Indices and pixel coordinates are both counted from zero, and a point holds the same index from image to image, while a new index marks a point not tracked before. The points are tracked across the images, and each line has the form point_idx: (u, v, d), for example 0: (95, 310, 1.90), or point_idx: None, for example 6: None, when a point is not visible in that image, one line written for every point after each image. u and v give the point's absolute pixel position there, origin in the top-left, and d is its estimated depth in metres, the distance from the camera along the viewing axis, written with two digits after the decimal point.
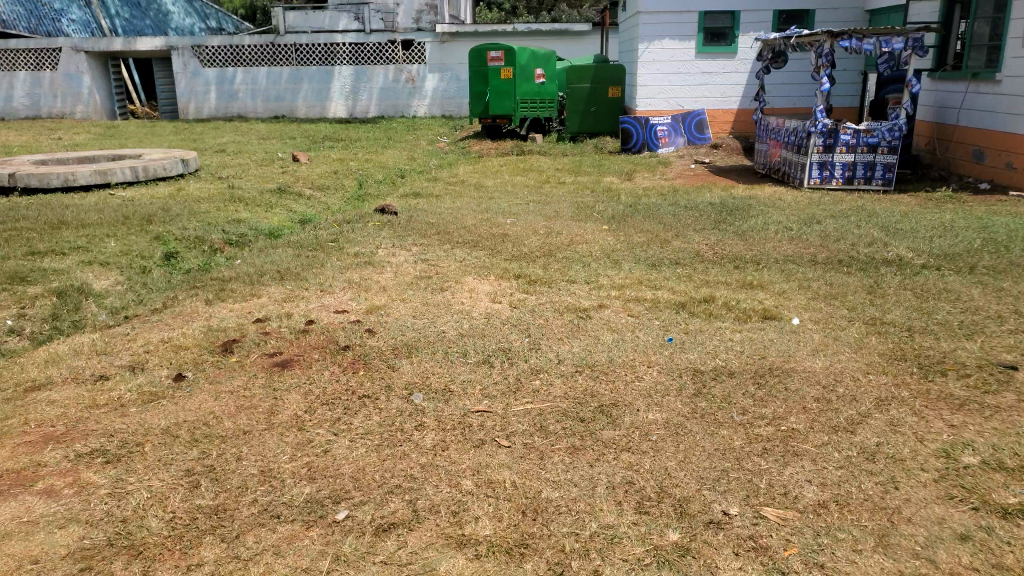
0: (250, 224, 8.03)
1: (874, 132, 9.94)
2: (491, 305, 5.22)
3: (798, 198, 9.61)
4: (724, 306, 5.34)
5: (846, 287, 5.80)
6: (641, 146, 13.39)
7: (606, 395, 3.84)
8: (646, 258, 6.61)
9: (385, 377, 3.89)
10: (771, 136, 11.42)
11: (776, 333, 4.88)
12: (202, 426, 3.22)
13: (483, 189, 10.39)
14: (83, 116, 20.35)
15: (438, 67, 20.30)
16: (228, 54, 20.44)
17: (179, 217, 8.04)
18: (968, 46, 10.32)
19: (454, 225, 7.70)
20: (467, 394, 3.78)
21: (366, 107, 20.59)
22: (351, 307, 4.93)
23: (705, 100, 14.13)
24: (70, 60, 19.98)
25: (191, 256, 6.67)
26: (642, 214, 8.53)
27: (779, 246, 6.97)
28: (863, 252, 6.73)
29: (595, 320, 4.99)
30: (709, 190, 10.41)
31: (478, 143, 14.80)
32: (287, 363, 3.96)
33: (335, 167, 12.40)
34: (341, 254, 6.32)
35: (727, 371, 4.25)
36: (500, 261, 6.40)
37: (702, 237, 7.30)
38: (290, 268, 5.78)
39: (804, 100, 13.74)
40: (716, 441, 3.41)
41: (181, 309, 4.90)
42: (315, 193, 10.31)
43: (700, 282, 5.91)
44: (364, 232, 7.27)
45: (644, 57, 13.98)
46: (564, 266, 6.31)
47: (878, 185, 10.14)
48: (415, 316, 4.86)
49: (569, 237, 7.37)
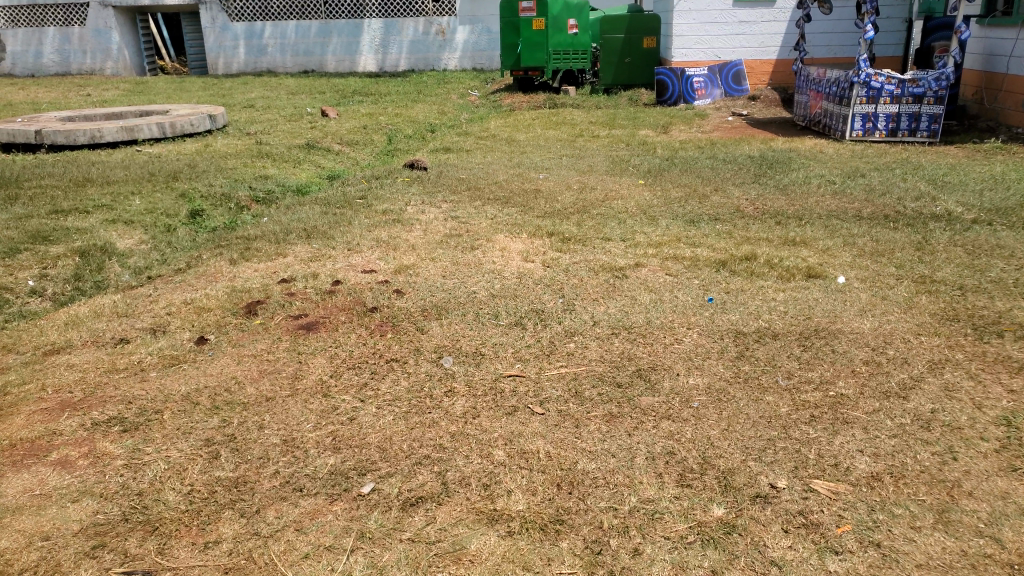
0: (277, 180, 7.93)
1: (920, 82, 9.44)
2: (523, 265, 5.04)
3: (841, 150, 9.22)
4: (767, 264, 5.06)
5: (893, 244, 5.49)
6: (677, 99, 12.90)
7: (643, 358, 3.66)
8: (683, 214, 6.35)
9: (413, 340, 3.76)
10: (812, 87, 10.92)
11: (822, 292, 4.57)
12: (224, 392, 3.24)
13: (515, 144, 10.13)
14: (114, 72, 20.32)
15: (468, 20, 19.86)
16: (257, 8, 20.17)
17: (205, 173, 7.97)
18: None
19: (485, 180, 7.50)
20: (500, 357, 3.64)
21: (396, 61, 20.24)
22: (378, 267, 4.78)
23: (742, 51, 13.63)
24: (98, 15, 19.94)
25: (218, 214, 6.60)
26: (679, 168, 8.24)
27: (822, 200, 6.65)
28: (911, 206, 6.38)
29: (631, 279, 4.80)
30: (747, 143, 10.04)
31: (509, 96, 14.45)
32: (312, 326, 3.86)
33: (364, 121, 12.20)
34: (369, 211, 6.16)
35: (771, 334, 3.97)
36: (533, 218, 6.21)
37: (742, 192, 7.00)
38: (317, 226, 5.65)
39: (846, 49, 13.08)
40: (762, 408, 3.17)
41: (204, 269, 4.83)
42: (344, 149, 10.15)
43: (742, 239, 5.64)
44: (394, 189, 7.10)
45: (680, 6, 13.36)
46: (598, 223, 6.09)
47: (924, 137, 9.66)
48: (445, 276, 4.70)
49: (605, 193, 7.12)
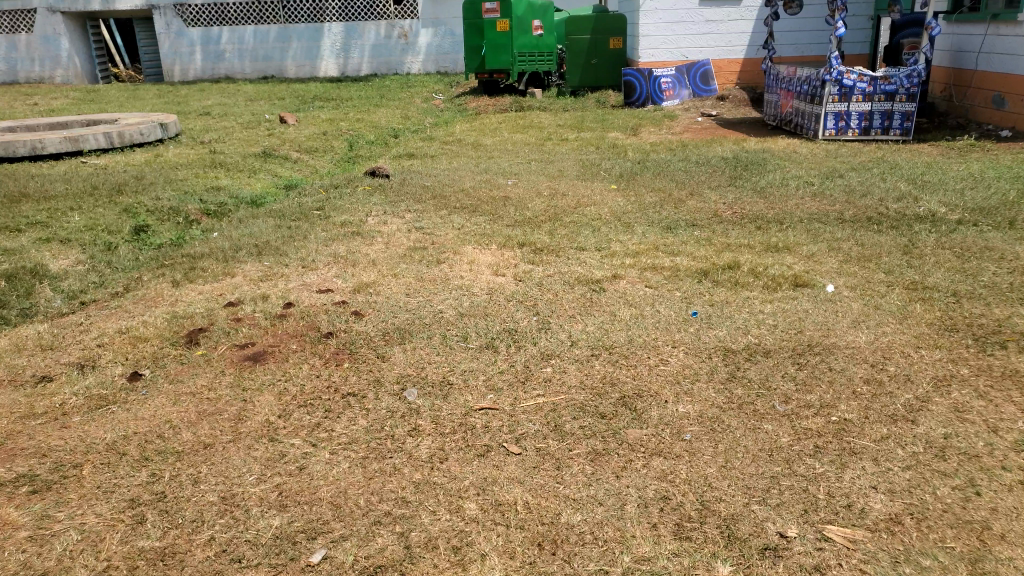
0: (231, 192, 7.49)
1: (891, 79, 9.32)
2: (493, 280, 4.69)
3: (814, 150, 9.03)
4: (751, 273, 4.77)
5: (879, 248, 5.26)
6: (645, 100, 12.65)
7: (627, 383, 3.33)
8: (659, 219, 6.07)
9: (373, 370, 3.38)
10: (781, 86, 10.76)
11: (812, 304, 4.31)
12: (156, 438, 2.83)
13: (481, 149, 9.78)
14: (64, 80, 19.58)
15: (431, 23, 19.50)
16: (213, 13, 19.59)
17: (153, 186, 7.50)
18: None
19: (451, 188, 7.15)
20: (471, 387, 3.28)
21: (358, 66, 19.78)
22: (336, 286, 4.40)
23: (709, 50, 13.43)
24: (46, 21, 19.22)
25: (165, 230, 6.15)
26: (652, 171, 7.97)
27: (801, 203, 6.41)
28: (893, 207, 6.16)
29: (609, 293, 4.48)
30: (719, 144, 9.81)
31: (474, 100, 14.11)
32: (260, 356, 3.46)
33: (324, 128, 11.77)
34: (326, 223, 5.77)
35: (763, 351, 3.72)
36: (502, 227, 5.88)
37: (719, 195, 6.73)
38: (269, 241, 5.26)
39: (813, 47, 12.98)
40: (759, 439, 2.85)
41: (143, 292, 4.39)
42: (303, 156, 9.72)
43: (723, 246, 5.35)
44: (353, 198, 6.71)
45: (645, 6, 13.17)
46: (572, 231, 5.78)
47: (895, 135, 9.53)
48: (408, 294, 4.34)
49: (576, 199, 6.81)
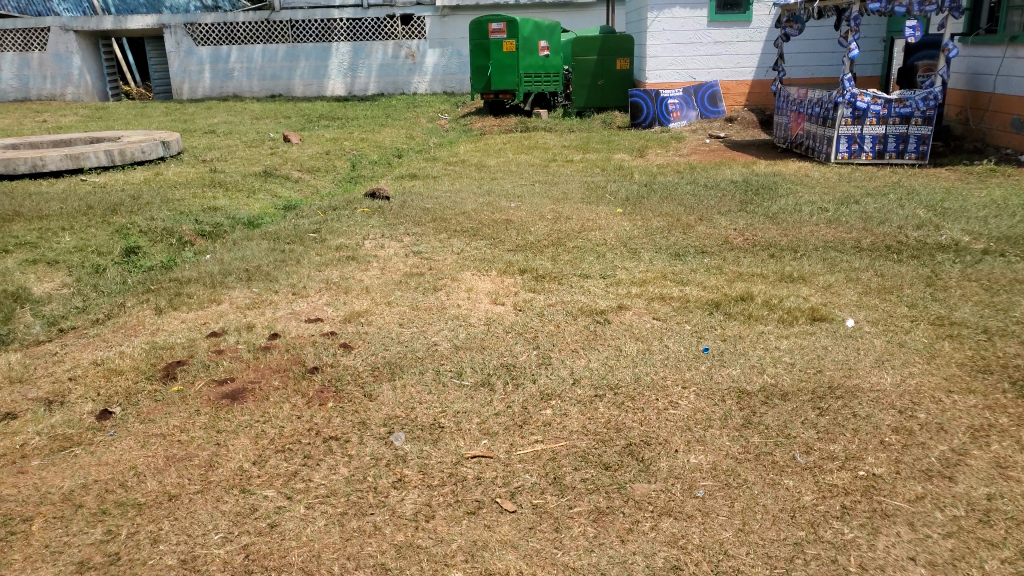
0: (227, 212, 7.30)
1: (907, 101, 9.10)
2: (491, 309, 4.46)
3: (827, 174, 8.80)
4: (765, 305, 4.52)
5: (899, 279, 5.01)
6: (651, 121, 12.48)
7: (633, 430, 3.09)
8: (667, 245, 5.84)
9: (359, 411, 3.14)
10: (793, 108, 10.54)
11: (831, 340, 4.05)
12: (118, 488, 2.59)
13: (485, 169, 9.59)
14: (75, 98, 19.53)
15: (438, 43, 19.44)
16: (221, 32, 19.57)
17: (149, 205, 7.31)
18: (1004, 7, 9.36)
19: (452, 210, 6.94)
20: (464, 431, 3.04)
21: (365, 85, 19.71)
22: (326, 315, 4.17)
23: (718, 71, 13.25)
24: (58, 39, 19.20)
25: (156, 252, 5.95)
26: (659, 194, 7.74)
27: (816, 230, 6.17)
28: (913, 236, 5.91)
29: (615, 325, 4.23)
30: (728, 166, 9.59)
31: (480, 120, 13.95)
32: (239, 394, 3.22)
33: (327, 147, 11.61)
34: (321, 246, 5.56)
35: (780, 394, 3.46)
36: (503, 253, 5.66)
37: (729, 220, 6.49)
38: (260, 265, 5.05)
39: (824, 69, 12.78)
40: (779, 496, 2.63)
41: (124, 319, 4.16)
42: (304, 176, 9.55)
43: (735, 276, 5.10)
44: (351, 220, 6.51)
45: (654, 26, 13.03)
46: (576, 257, 5.54)
47: (911, 159, 9.29)
48: (402, 325, 4.11)
49: (580, 223, 6.59)
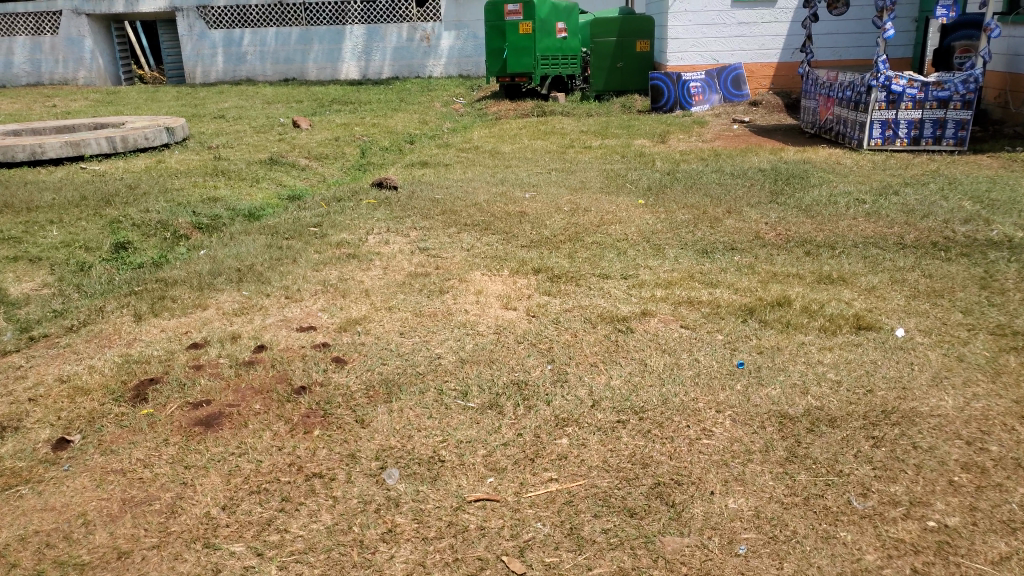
0: (227, 203, 6.95)
1: (945, 84, 8.55)
2: (501, 315, 4.06)
3: (860, 161, 8.29)
4: (805, 311, 4.07)
5: (951, 280, 4.54)
6: (673, 105, 12.01)
7: (662, 466, 2.71)
8: (694, 241, 5.40)
9: (348, 440, 2.77)
10: (822, 91, 10.00)
11: (879, 354, 3.61)
12: (64, 542, 2.23)
13: (499, 157, 9.15)
14: (87, 82, 19.27)
15: (454, 25, 18.98)
16: (234, 14, 19.17)
17: (145, 196, 6.97)
18: None
19: (462, 201, 6.54)
20: (467, 466, 2.65)
21: (379, 68, 19.30)
22: (319, 322, 3.81)
23: (742, 53, 12.67)
24: (71, 23, 18.92)
25: (148, 246, 5.61)
26: (684, 183, 7.29)
27: (854, 224, 5.69)
28: (961, 230, 5.44)
29: (639, 334, 3.82)
30: (755, 153, 9.10)
31: (495, 104, 13.51)
32: (214, 420, 2.86)
33: (337, 133, 11.23)
34: (320, 242, 5.18)
35: (829, 419, 3.04)
36: (515, 249, 5.25)
37: (760, 213, 6.04)
38: (253, 265, 4.70)
39: (851, 50, 12.16)
40: (836, 555, 2.31)
41: (99, 326, 3.80)
42: (312, 163, 9.18)
43: (769, 276, 4.66)
44: (355, 212, 6.12)
45: (675, 7, 12.47)
46: (594, 255, 5.12)
47: (949, 146, 8.74)
48: (402, 334, 3.72)
49: (599, 215, 6.16)
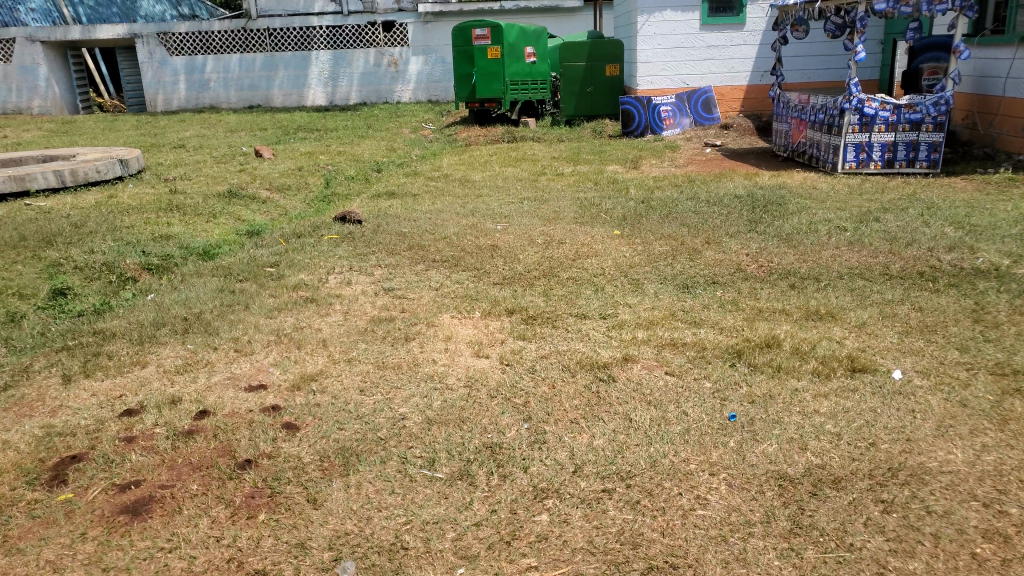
0: (180, 241, 6.58)
1: (917, 107, 8.46)
2: (472, 364, 3.75)
3: (835, 186, 8.16)
4: (795, 353, 3.84)
5: (943, 313, 4.33)
6: (643, 130, 11.87)
7: (654, 546, 2.41)
8: (673, 275, 5.15)
9: (299, 528, 2.48)
10: (793, 114, 9.90)
11: (878, 400, 3.36)
12: None
13: (469, 185, 8.87)
14: (43, 110, 18.69)
15: (421, 50, 18.81)
16: (197, 41, 18.79)
17: (92, 234, 6.57)
18: (1012, 7, 8.75)
19: (431, 235, 6.24)
20: (433, 554, 2.37)
21: (346, 94, 19.02)
22: (271, 380, 3.50)
23: (712, 77, 12.60)
24: (24, 51, 18.33)
25: (91, 291, 5.25)
26: (660, 212, 7.07)
27: (838, 253, 5.49)
28: (947, 259, 5.26)
29: (621, 384, 3.54)
30: (729, 178, 8.96)
31: (464, 130, 13.29)
32: (143, 507, 2.56)
33: (301, 163, 10.88)
34: (276, 285, 4.85)
35: (832, 479, 2.76)
36: (487, 287, 4.96)
37: (740, 243, 5.83)
38: (202, 313, 4.35)
39: (820, 73, 12.14)
40: None
41: (23, 390, 3.44)
42: (274, 195, 8.82)
43: (754, 313, 4.43)
44: (316, 249, 5.79)
45: (643, 31, 12.39)
46: (571, 292, 4.84)
47: (922, 168, 8.65)
48: (363, 392, 3.40)
49: (574, 248, 5.90)
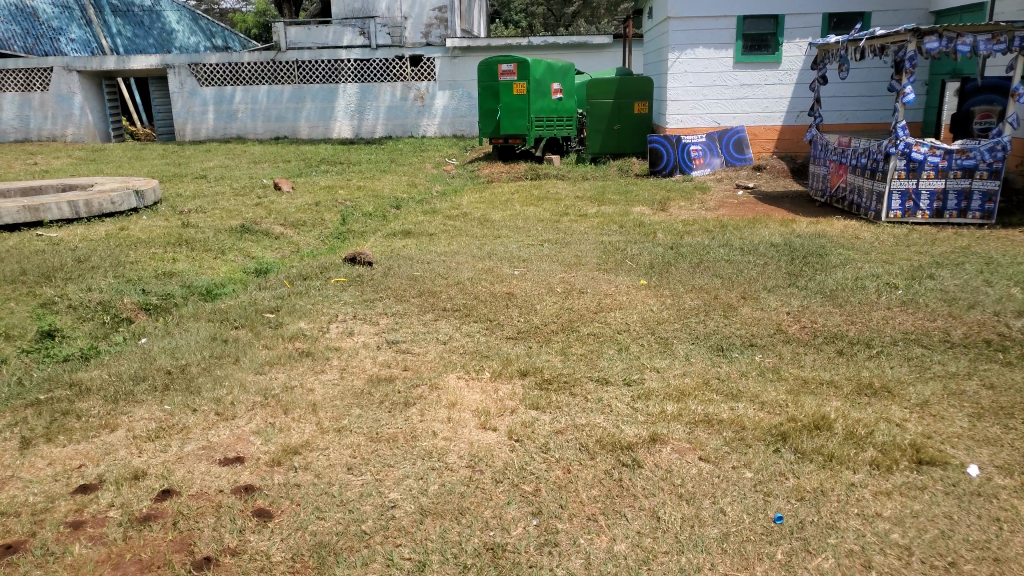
0: (184, 279, 6.25)
1: (971, 152, 7.98)
2: (478, 439, 3.31)
3: (879, 236, 7.68)
4: (850, 438, 3.39)
5: (1019, 393, 3.85)
6: (672, 168, 11.55)
7: None
8: (706, 335, 4.71)
9: None
10: (832, 157, 9.45)
11: (952, 505, 2.93)
12: None
13: (489, 225, 8.53)
14: (76, 138, 18.71)
15: (448, 85, 18.60)
16: (227, 73, 18.85)
17: (94, 270, 6.25)
18: None
19: (445, 280, 5.87)
20: None
21: (372, 127, 18.92)
22: (250, 452, 3.08)
23: (744, 116, 12.18)
24: (61, 79, 18.39)
25: (81, 333, 4.81)
26: (690, 261, 6.63)
27: (889, 315, 5.03)
28: (1016, 325, 4.78)
29: (647, 472, 3.11)
30: (764, 224, 8.50)
31: (488, 167, 13.02)
32: None
33: (319, 197, 10.60)
34: (273, 334, 4.47)
35: None
36: (501, 342, 4.55)
37: (779, 299, 5.38)
38: (188, 366, 3.95)
39: (859, 114, 11.70)
40: None
41: None
42: (288, 231, 8.50)
43: (798, 386, 4.00)
44: (322, 294, 5.42)
45: (674, 68, 12.10)
46: (592, 351, 4.41)
47: (975, 219, 8.15)
48: (354, 471, 2.99)
49: (596, 299, 5.48)
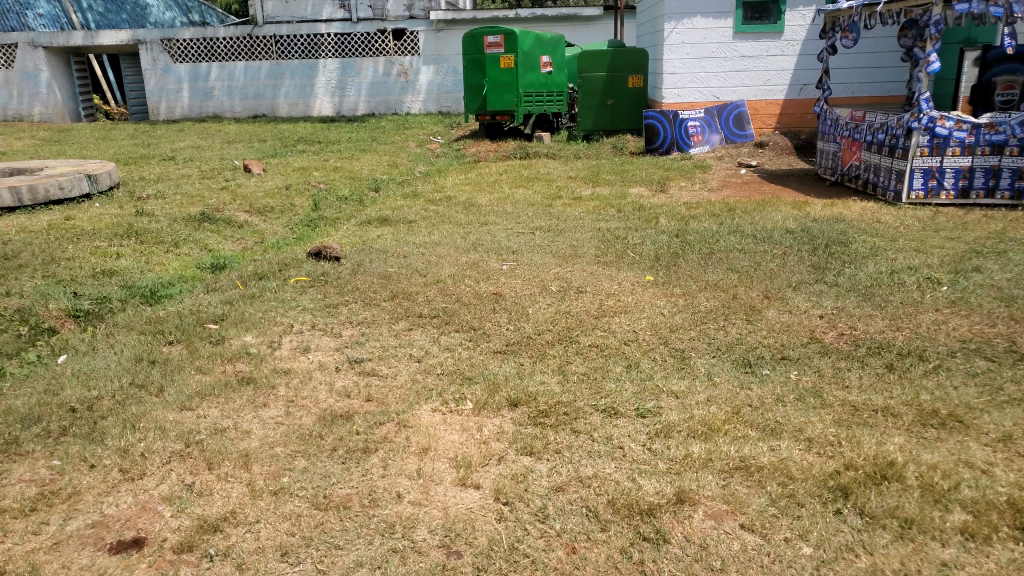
0: (125, 278, 5.45)
1: (1000, 127, 7.21)
2: (455, 502, 2.58)
3: (904, 219, 6.95)
4: (928, 493, 2.64)
5: None
6: (669, 145, 10.77)
7: None
8: (728, 345, 3.98)
9: None
10: (843, 132, 8.69)
11: None
12: None
13: (474, 210, 7.75)
14: (44, 117, 17.73)
15: (433, 60, 17.68)
16: (203, 48, 17.86)
17: (21, 271, 5.45)
18: None
19: (421, 277, 5.12)
20: None
21: (355, 104, 17.99)
22: (155, 535, 2.35)
23: (745, 90, 11.39)
24: (26, 56, 17.37)
25: None
26: (699, 250, 5.90)
27: (939, 319, 4.30)
28: None
29: (676, 551, 2.37)
30: (775, 206, 7.76)
31: (474, 145, 12.21)
32: None
33: (291, 180, 9.77)
34: (211, 352, 3.73)
35: None
36: (485, 358, 3.80)
37: (808, 299, 4.66)
38: (99, 401, 3.20)
39: (867, 87, 10.93)
40: None
41: None
42: (254, 219, 7.70)
43: (846, 416, 3.22)
44: (278, 297, 4.65)
45: (670, 40, 11.26)
46: (595, 369, 3.67)
47: (1004, 199, 7.40)
48: (289, 562, 2.25)
49: (597, 299, 4.74)
